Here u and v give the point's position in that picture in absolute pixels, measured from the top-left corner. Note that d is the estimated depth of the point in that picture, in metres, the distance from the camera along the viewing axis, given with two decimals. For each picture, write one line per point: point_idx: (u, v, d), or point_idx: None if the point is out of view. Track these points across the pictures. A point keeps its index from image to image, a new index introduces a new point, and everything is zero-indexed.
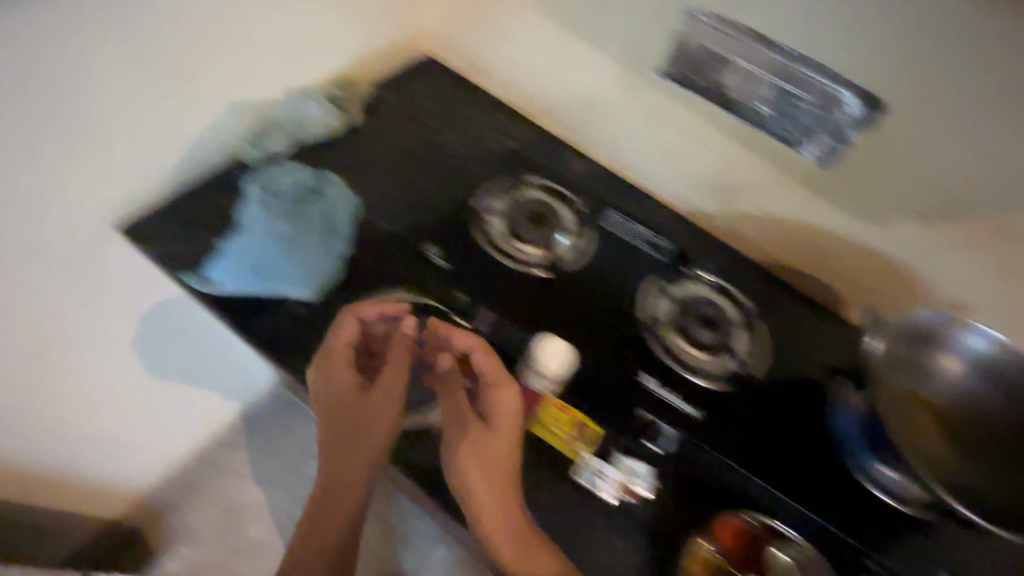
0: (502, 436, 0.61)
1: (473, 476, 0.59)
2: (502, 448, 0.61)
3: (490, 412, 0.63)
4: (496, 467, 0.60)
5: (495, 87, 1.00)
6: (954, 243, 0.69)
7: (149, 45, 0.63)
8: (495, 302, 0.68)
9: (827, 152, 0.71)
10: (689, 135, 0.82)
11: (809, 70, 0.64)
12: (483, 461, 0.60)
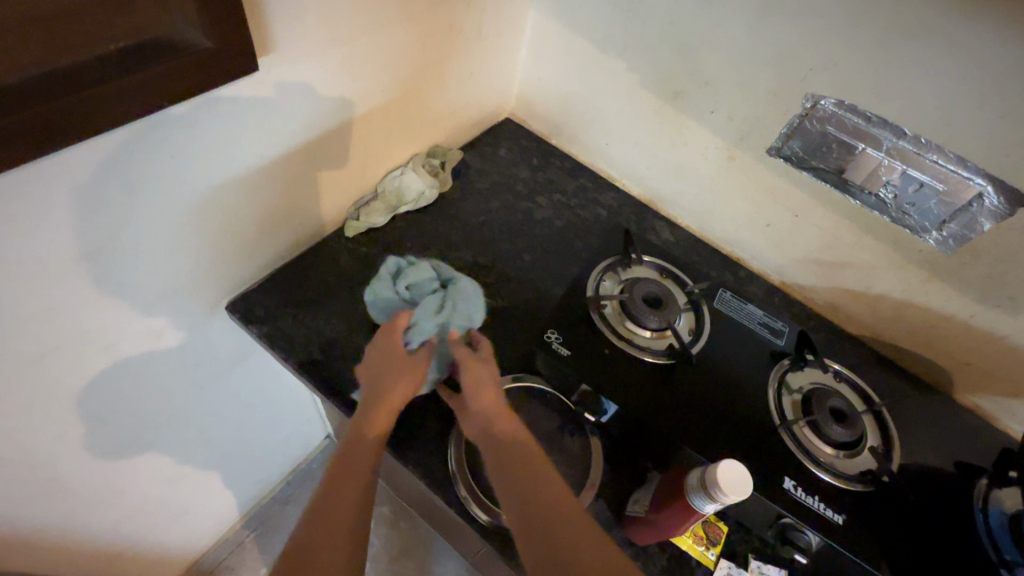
0: (478, 371, 0.59)
1: (483, 397, 0.57)
2: (489, 380, 0.59)
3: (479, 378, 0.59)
4: (496, 399, 0.57)
5: (577, 151, 1.01)
6: None
7: (301, 133, 0.65)
8: (613, 388, 0.65)
9: (955, 241, 0.68)
10: (789, 210, 0.81)
11: (943, 160, 0.64)
12: (480, 380, 0.58)
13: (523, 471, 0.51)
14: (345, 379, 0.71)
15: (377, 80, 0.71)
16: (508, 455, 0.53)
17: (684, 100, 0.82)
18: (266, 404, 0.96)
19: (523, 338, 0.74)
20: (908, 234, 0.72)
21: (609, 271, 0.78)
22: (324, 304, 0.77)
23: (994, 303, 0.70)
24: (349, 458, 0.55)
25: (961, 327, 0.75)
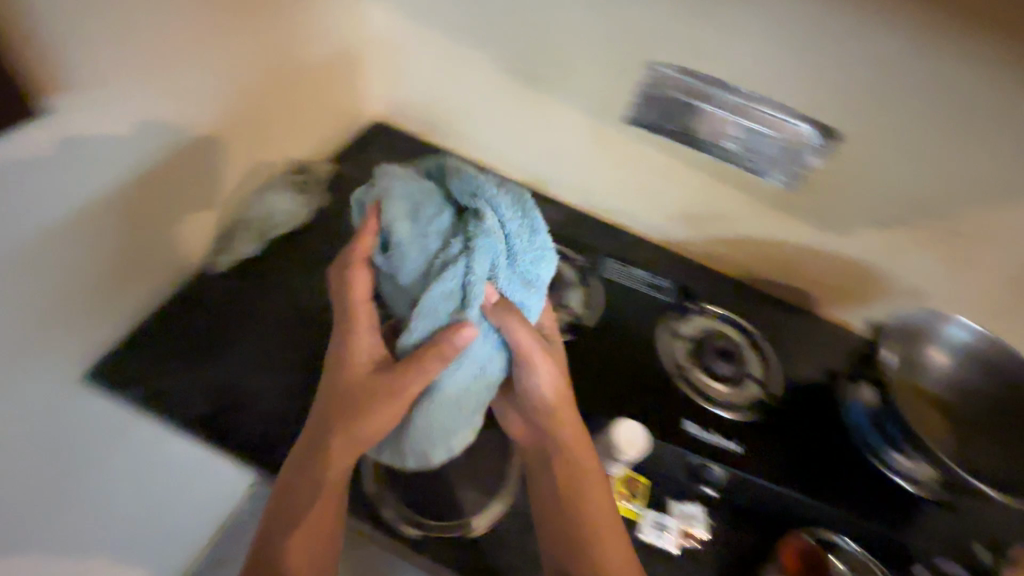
0: (550, 374, 0.56)
1: (548, 399, 0.57)
2: (557, 389, 0.58)
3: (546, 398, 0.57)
4: (562, 409, 0.58)
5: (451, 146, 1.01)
6: (905, 241, 0.77)
7: (135, 169, 0.59)
8: None
9: (792, 178, 0.77)
10: (654, 172, 0.86)
11: (772, 110, 0.72)
12: (545, 386, 0.56)
13: (572, 463, 0.58)
14: (241, 437, 0.66)
15: (213, 101, 0.66)
16: (568, 450, 0.58)
17: (544, 83, 0.84)
18: (161, 482, 0.87)
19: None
20: (757, 180, 0.79)
21: None
22: (207, 352, 0.71)
23: (834, 228, 0.80)
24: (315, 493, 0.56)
25: (813, 254, 0.85)
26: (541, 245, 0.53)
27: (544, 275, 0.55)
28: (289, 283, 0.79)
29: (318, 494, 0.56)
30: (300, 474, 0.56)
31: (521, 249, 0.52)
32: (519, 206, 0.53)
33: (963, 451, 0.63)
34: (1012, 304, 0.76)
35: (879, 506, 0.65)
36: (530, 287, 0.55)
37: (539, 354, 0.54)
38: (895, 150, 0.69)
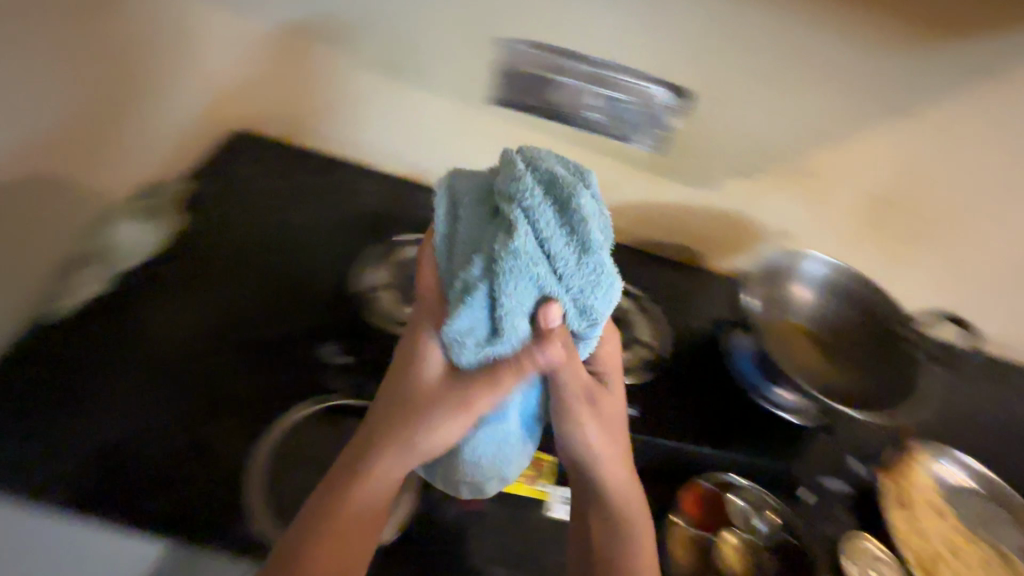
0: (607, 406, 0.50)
1: (608, 442, 0.50)
2: (612, 426, 0.50)
3: (597, 436, 0.49)
4: (616, 451, 0.50)
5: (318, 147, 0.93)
6: (767, 189, 0.81)
7: None
8: None
9: (656, 140, 0.78)
10: (529, 150, 0.85)
11: (623, 75, 0.72)
12: (597, 432, 0.49)
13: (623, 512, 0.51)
14: (81, 492, 0.51)
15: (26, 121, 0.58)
16: (621, 500, 0.51)
17: (405, 68, 0.80)
18: None
19: (299, 360, 0.65)
20: (624, 145, 0.80)
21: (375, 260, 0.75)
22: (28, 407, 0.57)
23: (705, 184, 0.83)
24: (332, 560, 0.42)
25: (691, 211, 0.87)
26: (592, 270, 0.42)
27: (603, 306, 0.44)
28: (137, 312, 0.68)
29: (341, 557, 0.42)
30: (325, 529, 0.42)
31: (569, 272, 0.42)
32: (565, 210, 0.41)
33: (820, 370, 0.71)
34: (858, 232, 0.84)
35: (761, 444, 0.70)
36: (585, 318, 0.44)
37: (586, 403, 0.48)
38: (747, 102, 0.72)
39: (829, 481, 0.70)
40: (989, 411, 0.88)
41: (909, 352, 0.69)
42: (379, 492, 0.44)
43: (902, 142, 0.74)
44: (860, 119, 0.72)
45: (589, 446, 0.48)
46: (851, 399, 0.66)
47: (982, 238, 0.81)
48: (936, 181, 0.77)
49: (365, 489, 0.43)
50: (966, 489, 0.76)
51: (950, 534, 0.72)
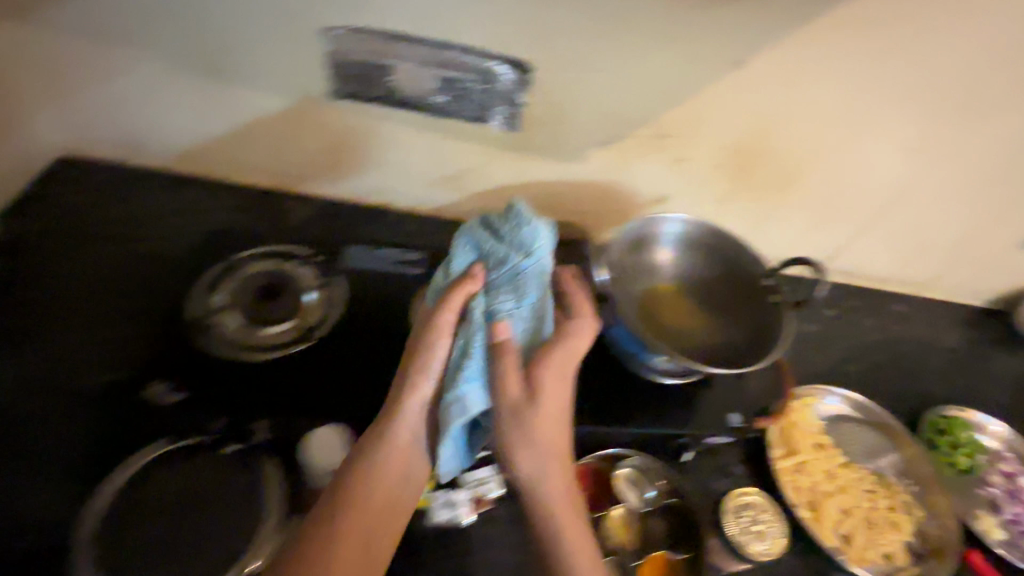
0: (553, 395, 0.54)
1: (557, 430, 0.54)
2: (551, 433, 0.54)
3: (533, 448, 0.53)
4: (554, 461, 0.53)
5: (154, 163, 0.83)
6: (631, 155, 0.80)
7: None
8: (258, 407, 0.58)
9: (511, 118, 0.76)
10: (387, 142, 0.81)
11: (459, 55, 0.69)
12: (533, 437, 0.53)
13: (574, 504, 0.54)
14: None
15: None
16: (565, 494, 0.53)
17: (225, 70, 0.72)
18: None
19: (128, 409, 0.57)
20: (479, 126, 0.77)
21: (217, 280, 0.67)
22: None
23: (570, 157, 0.81)
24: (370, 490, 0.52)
25: (563, 184, 0.86)
26: (525, 224, 0.62)
27: (536, 248, 0.60)
28: None
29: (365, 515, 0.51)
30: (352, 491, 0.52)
31: (504, 229, 0.62)
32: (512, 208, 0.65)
33: (690, 328, 0.70)
34: (728, 187, 0.84)
35: (642, 415, 0.68)
36: (527, 257, 0.60)
37: (517, 407, 0.52)
38: (592, 71, 0.69)
39: (713, 437, 0.70)
40: (859, 341, 0.94)
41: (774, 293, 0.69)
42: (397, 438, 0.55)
43: (756, 96, 0.72)
44: (707, 81, 0.70)
45: (516, 456, 0.52)
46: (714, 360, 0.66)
47: (841, 182, 0.83)
48: (793, 132, 0.76)
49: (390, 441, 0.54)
50: (847, 422, 0.80)
51: (837, 466, 0.74)
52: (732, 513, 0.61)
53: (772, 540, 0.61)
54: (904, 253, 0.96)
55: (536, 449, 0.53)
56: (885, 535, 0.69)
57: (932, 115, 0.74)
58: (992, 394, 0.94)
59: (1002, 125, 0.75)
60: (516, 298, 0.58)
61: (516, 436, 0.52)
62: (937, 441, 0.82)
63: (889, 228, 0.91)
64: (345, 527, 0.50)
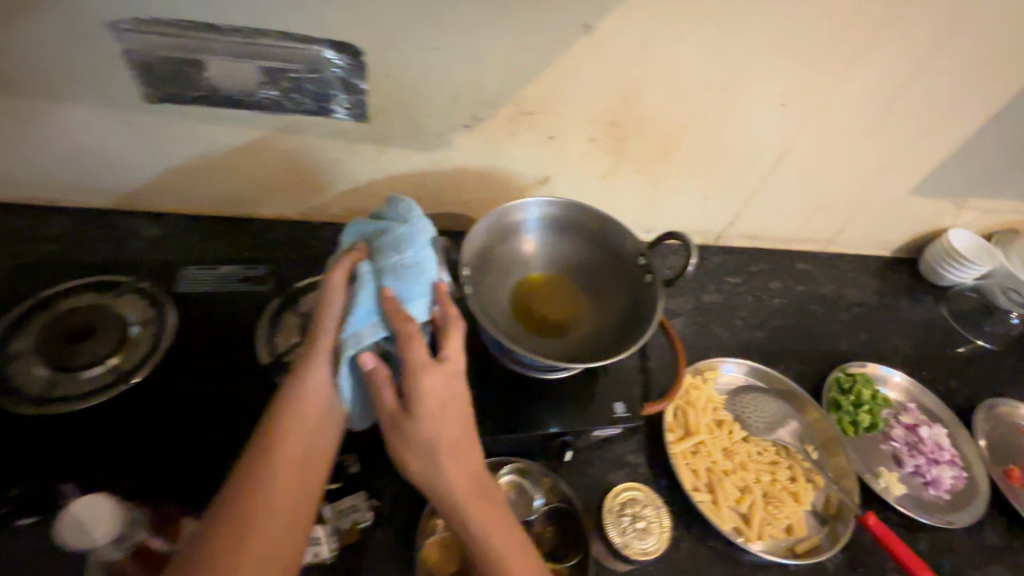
0: (433, 389, 0.51)
1: (444, 422, 0.51)
2: (448, 432, 0.51)
3: (424, 457, 0.50)
4: (454, 464, 0.50)
5: None
6: (497, 136, 0.75)
7: None
8: (64, 469, 0.50)
9: (356, 108, 0.68)
10: (226, 146, 0.72)
11: (275, 40, 0.60)
12: (425, 445, 0.50)
13: (477, 495, 0.50)
14: None
15: None
16: (465, 486, 0.50)
17: (3, 80, 0.61)
18: None
19: None
20: (322, 119, 0.70)
21: (17, 320, 0.58)
22: None
23: (433, 145, 0.75)
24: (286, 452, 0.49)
25: (435, 175, 0.80)
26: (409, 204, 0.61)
27: (419, 215, 0.59)
28: None
29: (268, 518, 0.46)
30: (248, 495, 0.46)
31: (391, 207, 0.62)
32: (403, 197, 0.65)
33: (559, 322, 0.66)
34: (605, 159, 0.80)
35: (513, 419, 0.62)
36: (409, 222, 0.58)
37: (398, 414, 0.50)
38: (430, 49, 0.63)
39: (598, 430, 0.65)
40: (757, 308, 0.93)
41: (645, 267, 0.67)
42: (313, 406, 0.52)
43: (612, 62, 0.67)
44: (558, 50, 0.64)
45: (413, 470, 0.50)
46: (574, 356, 0.62)
47: (724, 145, 0.79)
48: (661, 97, 0.72)
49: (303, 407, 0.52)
50: (747, 393, 0.78)
51: (733, 443, 0.72)
52: (614, 513, 0.59)
53: (660, 536, 0.58)
54: (802, 213, 0.94)
55: (428, 456, 0.50)
56: (783, 509, 0.67)
57: (802, 67, 0.70)
58: (897, 345, 0.94)
59: (874, 72, 0.72)
60: (398, 253, 0.55)
61: (403, 447, 0.50)
62: (839, 400, 0.80)
63: (782, 188, 0.88)
64: (245, 535, 0.45)
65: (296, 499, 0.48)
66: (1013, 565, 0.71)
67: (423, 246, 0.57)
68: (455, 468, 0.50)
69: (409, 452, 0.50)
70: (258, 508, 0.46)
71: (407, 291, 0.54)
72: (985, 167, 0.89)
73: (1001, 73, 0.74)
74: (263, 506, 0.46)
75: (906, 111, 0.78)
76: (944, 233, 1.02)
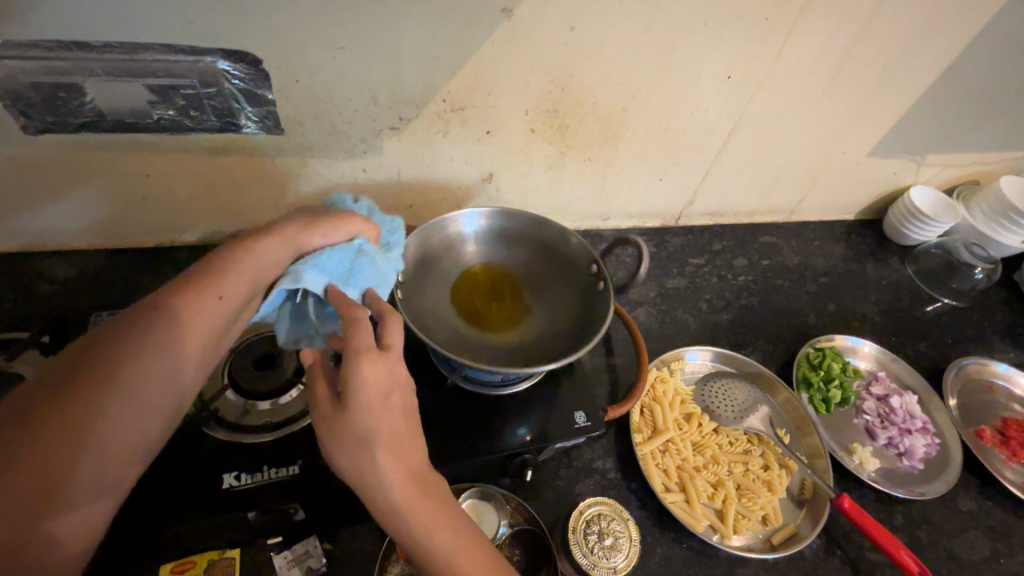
0: (372, 377, 0.41)
1: (387, 413, 0.41)
2: (390, 421, 0.41)
3: (359, 455, 0.40)
4: (401, 463, 0.41)
5: None
6: (429, 137, 0.69)
7: None
8: None
9: (266, 119, 0.62)
10: (129, 172, 0.65)
11: (160, 55, 0.53)
12: (363, 439, 0.40)
13: (425, 501, 0.41)
14: None
15: None
16: (407, 494, 0.40)
17: None
18: None
19: None
20: (230, 135, 0.63)
21: None
22: None
23: (361, 152, 0.69)
24: (211, 315, 0.40)
25: (369, 183, 0.74)
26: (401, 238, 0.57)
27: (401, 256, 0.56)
28: None
29: (147, 399, 0.36)
30: (146, 362, 0.36)
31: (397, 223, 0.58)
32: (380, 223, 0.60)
33: (504, 327, 0.67)
34: (547, 150, 0.75)
35: (468, 443, 0.58)
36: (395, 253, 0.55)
37: (328, 401, 0.41)
38: (337, 49, 0.57)
39: (561, 443, 0.61)
40: (721, 288, 0.90)
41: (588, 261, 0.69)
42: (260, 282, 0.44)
43: (541, 45, 0.62)
44: (480, 37, 0.59)
45: (349, 470, 0.40)
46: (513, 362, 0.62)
47: (673, 124, 0.75)
48: (599, 79, 0.67)
49: (252, 279, 0.43)
50: (718, 377, 0.75)
51: (704, 436, 0.70)
52: (581, 532, 0.56)
53: (628, 552, 0.57)
54: (761, 185, 0.91)
55: (365, 455, 0.40)
56: (757, 501, 0.65)
57: (745, 34, 0.65)
58: (865, 312, 0.93)
59: (820, 33, 0.68)
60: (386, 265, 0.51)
61: (332, 436, 0.40)
62: (810, 377, 0.78)
63: (738, 162, 0.85)
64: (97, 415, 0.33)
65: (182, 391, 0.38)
66: (988, 529, 0.70)
67: (394, 267, 0.53)
68: (400, 468, 0.40)
69: (341, 446, 0.40)
70: (145, 383, 0.36)
71: (365, 280, 0.48)
72: (941, 122, 0.86)
73: (951, 23, 0.71)
74: (151, 383, 0.36)
75: (857, 71, 0.74)
76: (906, 191, 0.99)
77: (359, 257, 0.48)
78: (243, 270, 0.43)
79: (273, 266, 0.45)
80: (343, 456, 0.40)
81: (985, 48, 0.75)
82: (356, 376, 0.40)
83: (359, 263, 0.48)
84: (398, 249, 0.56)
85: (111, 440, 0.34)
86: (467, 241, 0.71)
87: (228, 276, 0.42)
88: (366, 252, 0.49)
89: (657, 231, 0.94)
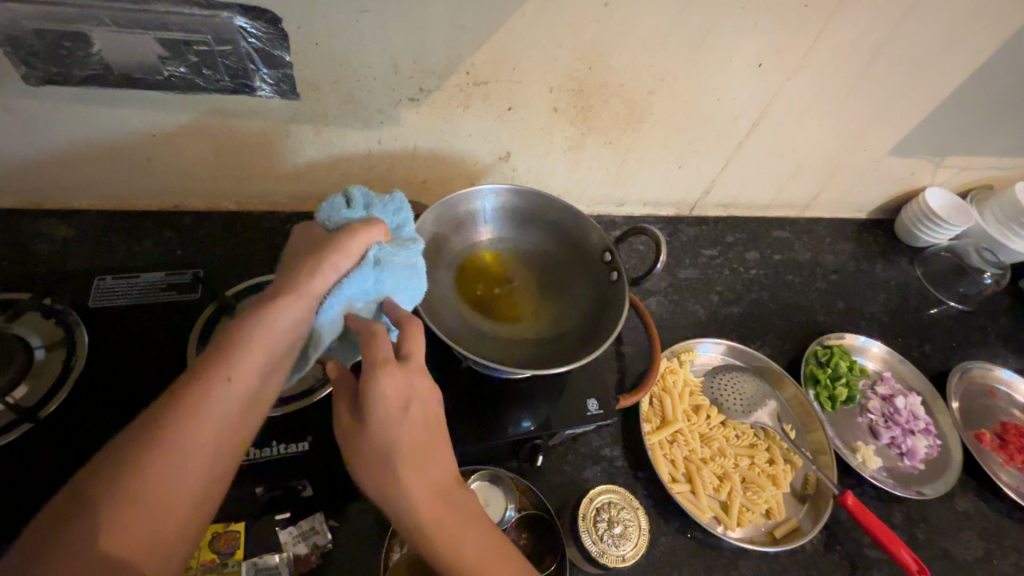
0: (390, 388, 0.40)
1: (405, 425, 0.40)
2: (412, 433, 0.40)
3: (381, 468, 0.39)
4: (423, 475, 0.39)
5: None
6: (449, 111, 0.67)
7: None
8: None
9: (282, 83, 0.59)
10: (133, 130, 0.62)
11: (172, 7, 0.50)
12: (385, 451, 0.39)
13: (450, 513, 0.40)
14: None
15: None
16: (430, 507, 0.39)
17: None
18: None
19: None
20: (242, 97, 0.60)
21: None
22: None
23: (378, 123, 0.67)
24: (224, 406, 0.37)
25: (384, 156, 0.72)
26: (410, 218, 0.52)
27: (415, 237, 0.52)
28: None
29: (156, 508, 0.33)
30: (149, 463, 0.33)
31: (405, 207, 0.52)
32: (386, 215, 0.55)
33: (515, 316, 0.66)
34: (569, 130, 0.73)
35: (479, 426, 0.57)
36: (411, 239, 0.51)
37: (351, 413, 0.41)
38: (360, 12, 0.54)
39: (570, 430, 0.61)
40: (732, 281, 0.89)
41: (606, 247, 0.68)
42: (274, 350, 0.40)
43: (572, 20, 0.59)
44: (510, 9, 0.56)
45: (375, 484, 0.39)
46: (525, 357, 0.61)
47: (698, 111, 0.73)
48: (628, 60, 0.65)
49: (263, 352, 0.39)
50: (729, 370, 0.75)
51: (712, 429, 0.70)
52: (591, 520, 0.57)
53: (637, 542, 0.57)
54: (779, 178, 0.90)
55: (388, 468, 0.39)
56: (762, 494, 0.66)
57: (782, 22, 0.63)
58: (872, 311, 0.93)
59: (858, 24, 0.66)
60: (407, 265, 0.47)
61: (359, 452, 0.40)
62: (817, 376, 0.78)
63: (760, 154, 0.83)
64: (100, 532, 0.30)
65: (208, 482, 0.35)
66: (982, 529, 0.72)
67: (416, 253, 0.49)
68: (421, 480, 0.39)
69: (363, 460, 0.39)
70: (153, 484, 0.33)
71: (392, 287, 0.47)
72: (965, 124, 0.85)
73: (990, 21, 0.69)
74: (160, 482, 0.33)
75: (890, 66, 0.72)
76: (921, 192, 0.99)
77: (379, 270, 0.45)
78: (255, 344, 0.39)
79: (283, 330, 0.41)
80: (363, 470, 0.39)
81: (1020, 50, 0.74)
82: (375, 390, 0.39)
83: (382, 276, 0.45)
84: (410, 227, 0.51)
85: (126, 550, 0.31)
86: (481, 222, 0.69)
87: (236, 354, 0.38)
88: (385, 262, 0.45)
89: (671, 219, 0.93)
